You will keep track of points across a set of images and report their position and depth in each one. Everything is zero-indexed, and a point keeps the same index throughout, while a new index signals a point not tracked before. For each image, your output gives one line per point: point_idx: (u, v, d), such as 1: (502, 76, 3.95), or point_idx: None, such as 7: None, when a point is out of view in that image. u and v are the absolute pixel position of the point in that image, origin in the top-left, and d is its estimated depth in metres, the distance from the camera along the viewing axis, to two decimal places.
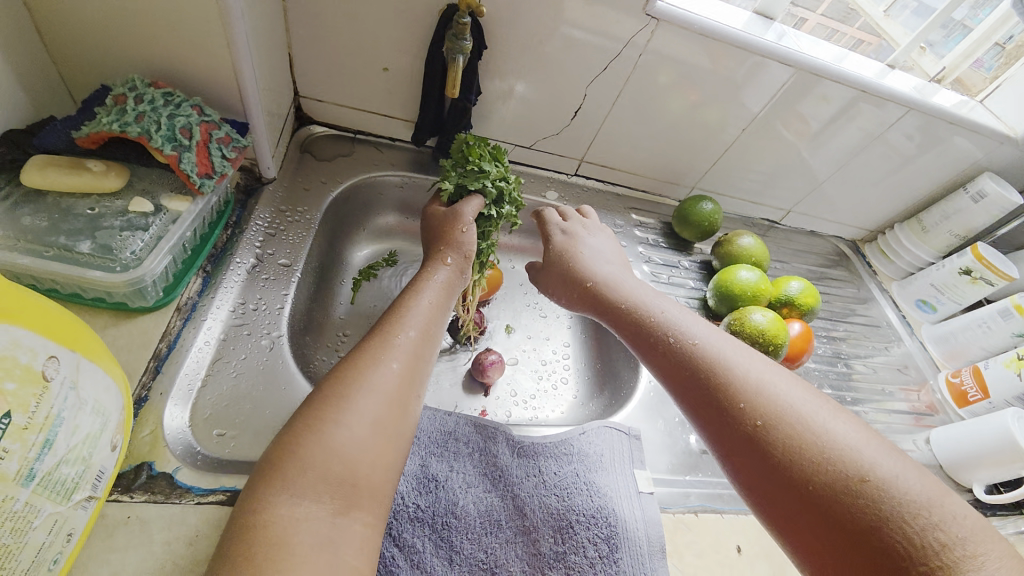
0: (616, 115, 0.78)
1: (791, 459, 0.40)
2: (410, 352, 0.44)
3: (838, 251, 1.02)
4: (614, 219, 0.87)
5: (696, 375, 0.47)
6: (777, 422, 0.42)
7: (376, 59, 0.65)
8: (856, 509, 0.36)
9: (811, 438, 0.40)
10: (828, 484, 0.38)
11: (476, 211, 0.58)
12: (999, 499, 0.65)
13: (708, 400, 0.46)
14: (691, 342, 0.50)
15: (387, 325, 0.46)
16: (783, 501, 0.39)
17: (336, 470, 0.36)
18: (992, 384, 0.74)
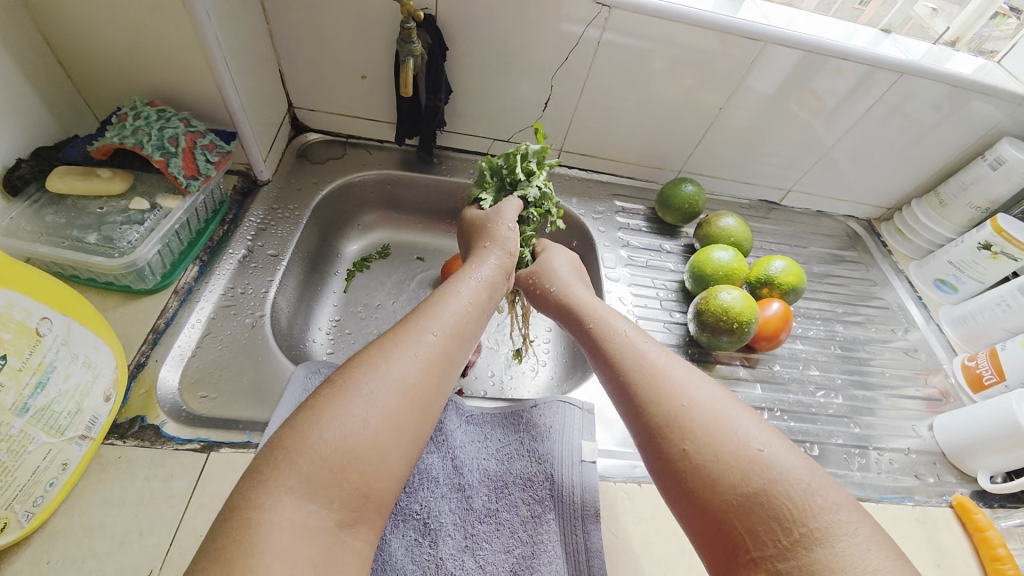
0: (588, 103, 0.78)
1: (698, 438, 0.39)
2: (448, 351, 0.44)
3: (849, 232, 0.97)
4: (595, 206, 0.87)
5: (627, 363, 0.47)
6: (696, 402, 0.41)
7: (354, 67, 0.72)
8: (747, 479, 0.36)
9: (717, 419, 0.40)
10: (727, 458, 0.37)
11: (516, 212, 0.62)
12: (1002, 488, 0.60)
13: (637, 384, 0.45)
14: (630, 335, 0.50)
15: (418, 317, 0.45)
16: (685, 478, 0.38)
17: (351, 478, 0.35)
18: (1007, 366, 0.68)
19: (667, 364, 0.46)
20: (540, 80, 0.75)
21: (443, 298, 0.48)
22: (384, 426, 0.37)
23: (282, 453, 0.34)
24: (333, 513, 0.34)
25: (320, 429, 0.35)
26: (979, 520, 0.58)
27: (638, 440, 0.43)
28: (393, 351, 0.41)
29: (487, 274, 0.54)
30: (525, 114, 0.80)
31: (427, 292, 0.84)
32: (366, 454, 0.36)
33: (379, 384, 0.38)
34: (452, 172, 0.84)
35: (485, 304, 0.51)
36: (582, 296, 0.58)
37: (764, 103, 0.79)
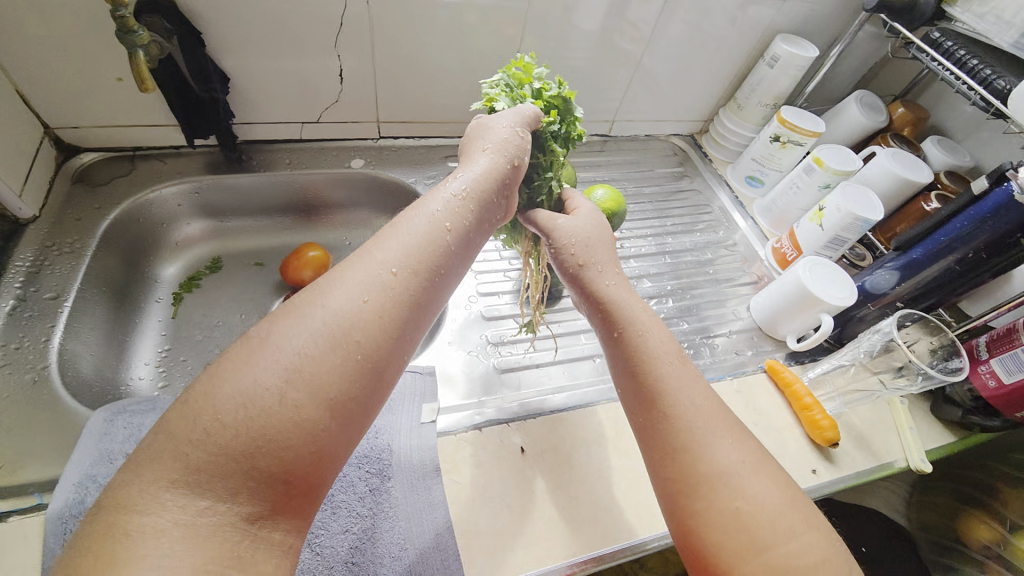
0: (385, 66, 0.74)
1: (753, 506, 0.36)
2: (408, 295, 0.38)
3: (675, 149, 1.03)
4: (426, 171, 0.84)
5: (676, 389, 0.42)
6: (753, 465, 0.39)
7: (106, 68, 0.64)
8: (799, 550, 0.35)
9: (772, 491, 0.38)
10: (778, 528, 0.36)
11: (530, 122, 0.54)
12: (803, 345, 0.69)
13: (693, 423, 0.40)
14: (672, 359, 0.44)
15: (373, 253, 0.38)
16: (728, 540, 0.36)
17: (263, 462, 0.31)
18: (802, 240, 0.77)
19: (720, 413, 0.41)
20: (322, 51, 0.70)
21: (399, 227, 0.40)
22: (312, 398, 0.33)
23: (168, 439, 0.30)
24: (241, 505, 0.30)
25: (235, 400, 0.31)
26: (786, 378, 0.66)
27: (671, 479, 0.39)
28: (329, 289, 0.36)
29: (477, 202, 0.45)
30: (322, 90, 0.75)
31: (271, 296, 0.80)
32: (286, 430, 0.31)
33: (302, 339, 0.33)
34: (266, 167, 0.79)
35: (471, 230, 0.44)
36: (613, 291, 0.48)
37: (587, 38, 0.80)
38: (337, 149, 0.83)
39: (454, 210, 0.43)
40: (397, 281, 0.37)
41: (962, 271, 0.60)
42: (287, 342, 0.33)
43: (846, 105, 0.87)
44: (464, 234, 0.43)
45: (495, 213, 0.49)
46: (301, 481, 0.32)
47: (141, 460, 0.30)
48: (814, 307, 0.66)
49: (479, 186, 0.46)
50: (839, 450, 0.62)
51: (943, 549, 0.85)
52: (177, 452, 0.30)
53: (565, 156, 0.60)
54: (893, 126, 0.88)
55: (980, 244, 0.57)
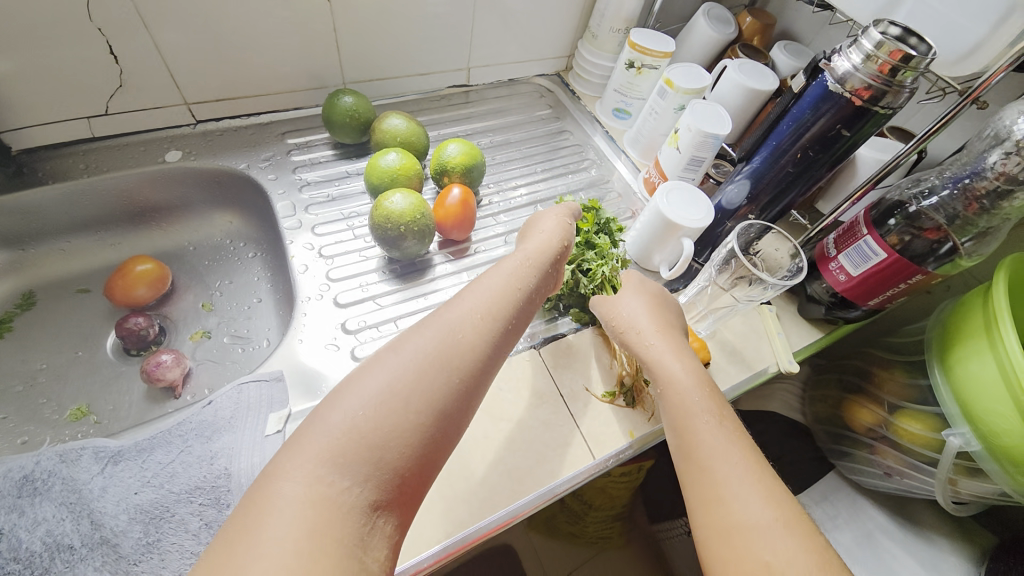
0: (169, 35, 0.63)
1: (778, 563, 0.39)
2: (490, 336, 0.43)
3: (542, 90, 0.98)
4: (261, 153, 0.75)
5: (709, 456, 0.46)
6: (788, 526, 0.41)
7: None
8: None
9: (802, 553, 0.39)
10: None
11: (568, 215, 0.61)
12: (673, 273, 0.68)
13: (728, 483, 0.44)
14: (716, 409, 0.49)
15: (465, 297, 0.44)
16: None
17: (389, 461, 0.35)
18: (666, 167, 0.76)
19: (758, 467, 0.45)
20: (79, 28, 0.58)
21: (487, 277, 0.47)
22: (427, 409, 0.37)
23: (320, 424, 0.35)
24: (368, 492, 0.33)
25: (377, 406, 0.36)
26: None
27: (706, 523, 0.43)
28: (436, 316, 0.42)
29: (544, 274, 0.51)
30: (98, 75, 0.63)
31: (107, 326, 0.70)
32: (406, 432, 0.36)
33: (416, 360, 0.39)
34: (55, 177, 0.66)
35: (535, 291, 0.50)
36: (657, 357, 0.53)
37: None
38: (145, 143, 0.71)
39: (523, 272, 0.49)
40: (485, 324, 0.43)
41: (798, 171, 0.60)
42: (412, 363, 0.38)
43: (695, 20, 0.85)
44: (532, 291, 0.49)
45: (553, 278, 0.54)
46: (410, 480, 0.36)
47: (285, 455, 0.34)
48: (677, 233, 0.65)
49: (542, 249, 0.53)
50: (714, 368, 0.63)
51: (837, 437, 0.88)
52: (332, 433, 0.34)
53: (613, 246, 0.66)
54: (742, 37, 0.88)
55: (806, 139, 0.56)
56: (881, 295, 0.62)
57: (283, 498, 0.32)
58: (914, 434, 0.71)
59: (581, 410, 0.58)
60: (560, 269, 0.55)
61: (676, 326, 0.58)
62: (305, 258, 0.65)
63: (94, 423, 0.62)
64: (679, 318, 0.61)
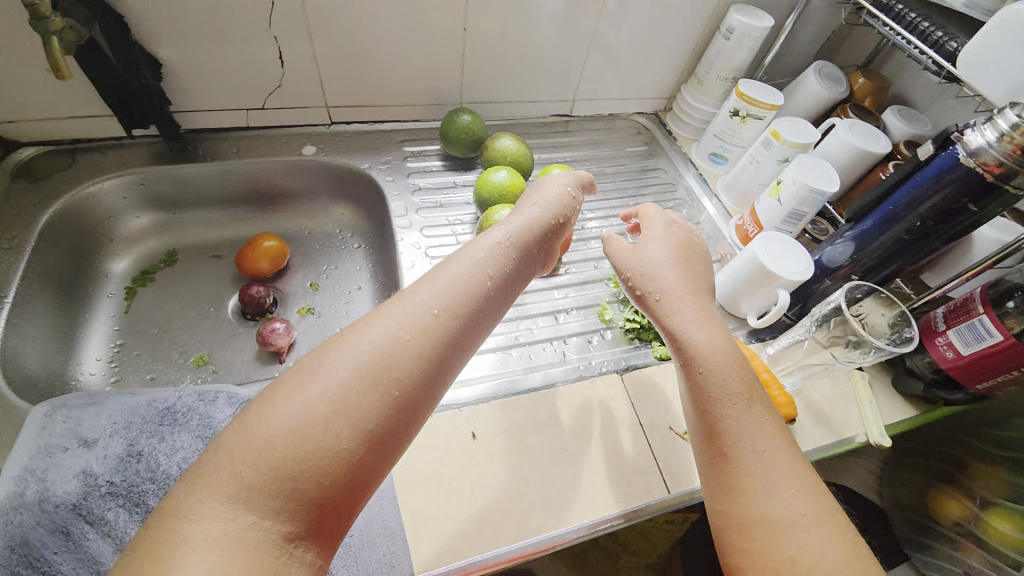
0: (325, 46, 0.72)
1: (806, 557, 0.40)
2: (445, 335, 0.42)
3: (639, 127, 1.02)
4: (381, 157, 0.83)
5: (734, 443, 0.45)
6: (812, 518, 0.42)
7: (28, 58, 0.61)
8: None
9: (828, 545, 0.41)
10: None
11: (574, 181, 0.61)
12: (762, 323, 0.68)
13: (750, 473, 0.44)
14: (742, 379, 0.48)
15: (421, 294, 0.43)
16: None
17: (304, 485, 0.34)
18: (762, 217, 0.76)
19: (783, 453, 0.45)
20: (258, 35, 0.67)
21: (435, 277, 0.45)
22: (351, 429, 0.36)
23: (221, 454, 0.33)
24: (279, 525, 0.32)
25: (296, 427, 0.34)
26: (746, 355, 0.66)
27: (725, 511, 0.44)
28: (366, 326, 0.40)
29: (520, 243, 0.50)
30: (261, 75, 0.72)
31: (228, 289, 0.78)
32: (323, 458, 0.34)
33: (343, 374, 0.37)
34: (214, 156, 0.76)
35: (509, 277, 0.48)
36: (684, 329, 0.50)
37: (537, 16, 0.78)
38: (287, 136, 0.80)
39: (495, 258, 0.48)
40: (438, 324, 0.42)
41: (914, 239, 0.59)
42: (334, 377, 0.37)
43: (805, 77, 0.86)
44: (502, 280, 0.48)
45: (540, 255, 0.53)
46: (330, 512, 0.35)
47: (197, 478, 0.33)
48: (769, 284, 0.66)
49: (521, 232, 0.51)
50: (798, 427, 0.63)
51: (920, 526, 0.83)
52: (235, 467, 0.33)
53: None
54: (854, 97, 0.88)
55: (926, 208, 0.56)
56: (990, 380, 0.60)
57: (187, 540, 0.30)
58: (1007, 535, 0.68)
59: (660, 443, 0.58)
60: (550, 246, 0.55)
61: (705, 282, 0.55)
62: (412, 256, 0.71)
63: (212, 371, 0.70)
64: (709, 270, 0.58)
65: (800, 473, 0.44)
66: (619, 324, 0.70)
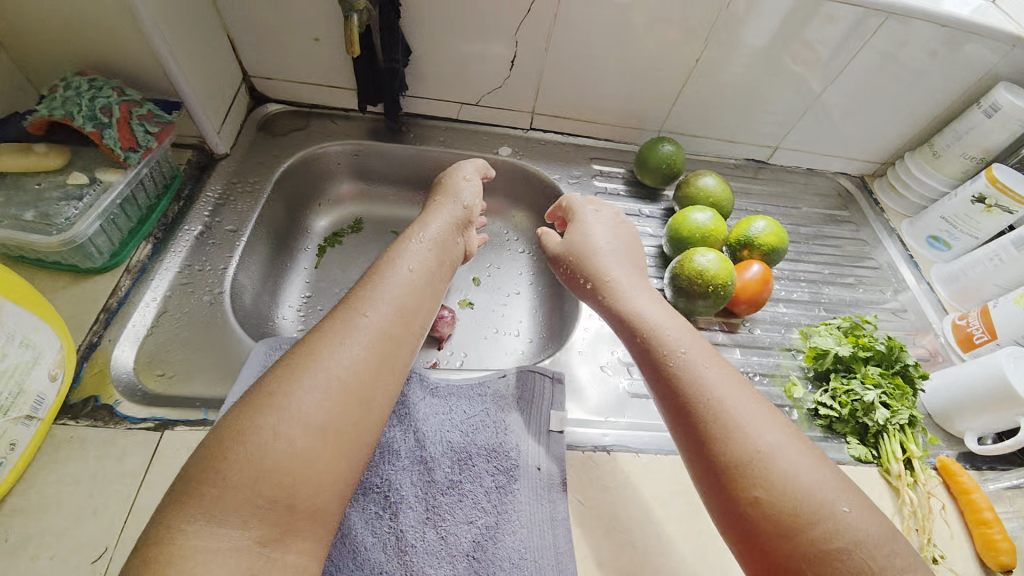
0: (555, 56, 0.72)
1: (773, 501, 0.37)
2: (385, 331, 0.44)
3: (840, 189, 0.93)
4: (571, 170, 0.83)
5: (694, 398, 0.42)
6: (773, 453, 0.39)
7: (304, 29, 0.66)
8: (827, 535, 0.35)
9: (792, 479, 0.37)
10: (800, 513, 0.36)
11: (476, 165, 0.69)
12: (989, 450, 0.59)
13: (708, 425, 0.41)
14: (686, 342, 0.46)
15: (353, 301, 0.45)
16: (756, 531, 0.37)
17: (270, 488, 0.34)
18: (1000, 324, 0.68)
19: (735, 393, 0.42)
20: (502, 38, 0.69)
21: (376, 284, 0.47)
22: (305, 431, 0.36)
23: (206, 476, 0.33)
24: (251, 529, 0.33)
25: (258, 449, 0.35)
26: (966, 484, 0.57)
27: (695, 469, 0.42)
28: (331, 346, 0.41)
29: (437, 240, 0.56)
30: (490, 75, 0.74)
31: None
32: (291, 463, 0.35)
33: (311, 395, 0.38)
34: (421, 140, 0.80)
35: (438, 267, 0.53)
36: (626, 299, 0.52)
37: (775, 59, 0.74)
38: (488, 134, 0.83)
39: (419, 257, 0.52)
40: (382, 319, 0.44)
41: None
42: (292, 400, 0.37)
43: None
44: (427, 276, 0.51)
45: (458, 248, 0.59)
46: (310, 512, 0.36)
47: (187, 497, 0.33)
48: (1012, 410, 0.57)
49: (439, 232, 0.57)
50: None
51: None
52: (216, 485, 0.33)
53: (908, 399, 0.61)
54: None
55: None
56: None
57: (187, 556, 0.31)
58: None
59: None
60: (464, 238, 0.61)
61: (640, 267, 0.58)
62: None
63: None
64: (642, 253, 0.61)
65: (760, 407, 0.42)
66: (807, 404, 0.64)
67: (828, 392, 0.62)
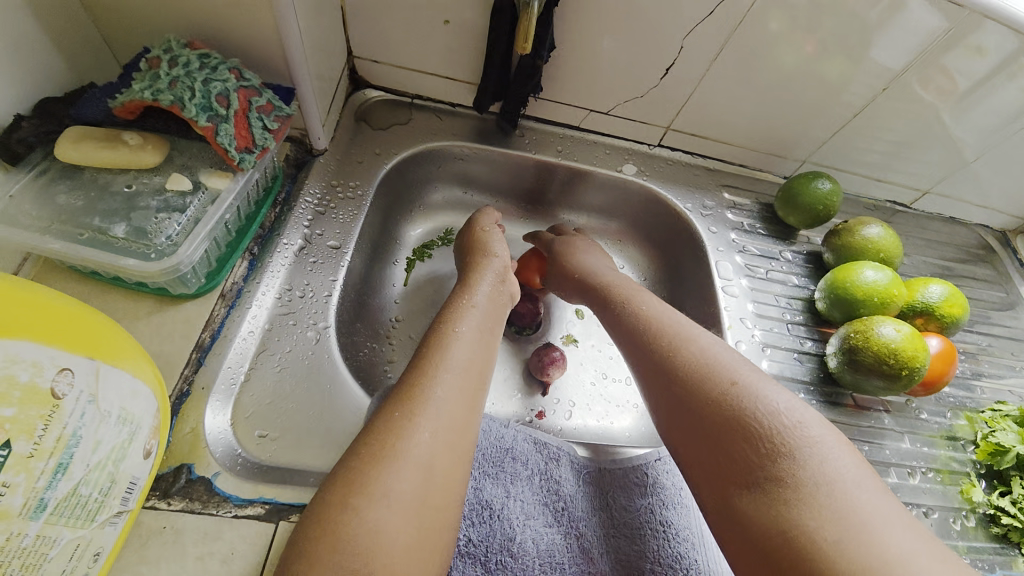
0: (718, 72, 0.61)
1: (673, 386, 0.42)
2: (457, 398, 0.39)
3: (984, 244, 0.82)
4: (702, 199, 0.72)
5: (626, 319, 0.49)
6: (681, 348, 0.43)
7: (435, 10, 0.55)
8: (719, 406, 0.38)
9: (689, 364, 0.42)
10: (698, 390, 0.40)
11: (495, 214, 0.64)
12: None
13: (634, 338, 0.47)
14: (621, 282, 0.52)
15: (420, 366, 0.41)
16: (669, 420, 0.41)
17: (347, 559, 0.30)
18: None
19: (652, 309, 0.49)
20: (663, 44, 0.58)
21: (446, 345, 0.42)
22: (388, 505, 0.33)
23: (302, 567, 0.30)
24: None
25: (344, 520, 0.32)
26: None
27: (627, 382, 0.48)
28: (411, 424, 0.36)
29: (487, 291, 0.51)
30: (634, 83, 0.63)
31: None
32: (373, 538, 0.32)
33: (406, 466, 0.34)
34: (537, 148, 0.69)
35: (492, 319, 0.48)
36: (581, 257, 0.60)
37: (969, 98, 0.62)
38: (612, 147, 0.72)
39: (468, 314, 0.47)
40: (457, 382, 0.40)
41: None
42: (384, 488, 0.33)
43: None
44: (482, 325, 0.46)
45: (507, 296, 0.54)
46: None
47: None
48: None
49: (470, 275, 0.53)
50: None
51: None
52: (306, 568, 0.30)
53: None
54: None
55: None
56: None
57: None
58: None
59: None
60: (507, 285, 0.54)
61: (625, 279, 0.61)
62: (746, 342, 0.61)
63: None
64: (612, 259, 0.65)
65: (682, 319, 0.47)
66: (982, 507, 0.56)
67: (1008, 496, 0.56)
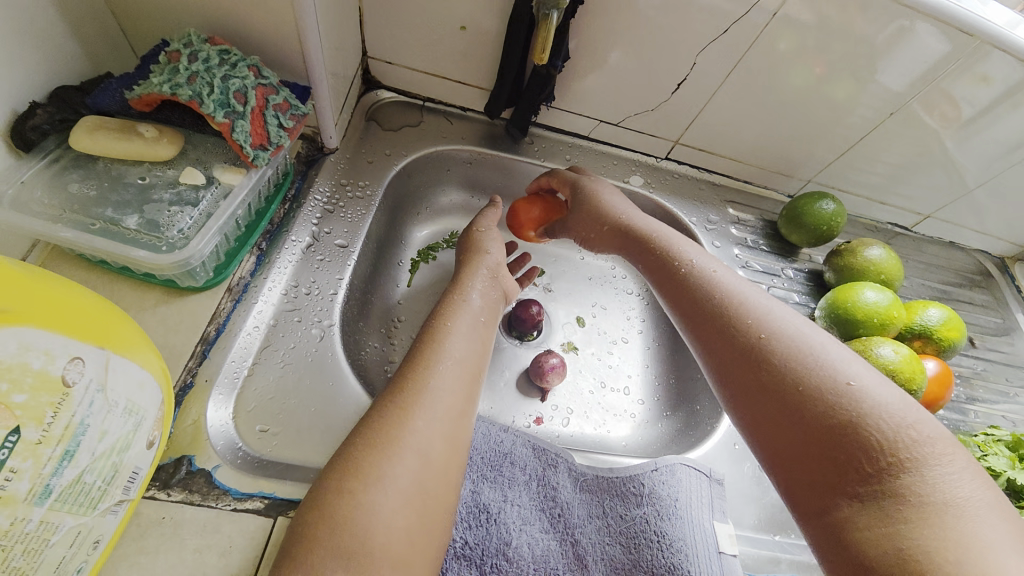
0: (728, 89, 0.61)
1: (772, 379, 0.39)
2: (452, 389, 0.39)
3: (981, 269, 0.83)
4: (707, 214, 0.73)
5: (708, 300, 0.46)
6: (779, 338, 0.41)
7: (452, 16, 0.55)
8: (834, 408, 0.36)
9: (791, 357, 0.40)
10: (804, 387, 0.38)
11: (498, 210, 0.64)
12: None
13: (717, 322, 0.45)
14: (703, 267, 0.50)
15: (415, 358, 0.41)
16: (764, 414, 0.39)
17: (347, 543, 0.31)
18: None
19: (737, 293, 0.46)
20: (674, 59, 0.58)
21: (441, 337, 0.43)
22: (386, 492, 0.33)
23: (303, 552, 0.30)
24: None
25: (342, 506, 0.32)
26: None
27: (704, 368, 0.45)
28: (405, 415, 0.36)
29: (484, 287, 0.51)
30: (644, 97, 0.63)
31: None
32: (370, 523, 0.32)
33: (404, 456, 0.34)
34: (545, 155, 0.70)
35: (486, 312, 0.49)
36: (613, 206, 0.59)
37: None
38: (620, 158, 0.72)
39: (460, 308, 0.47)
40: (454, 375, 0.40)
41: None
42: (381, 478, 0.33)
43: None
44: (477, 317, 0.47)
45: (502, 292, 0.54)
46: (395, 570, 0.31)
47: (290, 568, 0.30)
48: None
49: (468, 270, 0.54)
50: None
51: None
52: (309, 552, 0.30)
53: None
54: None
55: None
56: None
57: None
58: None
59: None
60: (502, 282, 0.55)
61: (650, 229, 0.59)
62: None
63: None
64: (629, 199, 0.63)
65: (776, 306, 0.45)
66: None
67: None
